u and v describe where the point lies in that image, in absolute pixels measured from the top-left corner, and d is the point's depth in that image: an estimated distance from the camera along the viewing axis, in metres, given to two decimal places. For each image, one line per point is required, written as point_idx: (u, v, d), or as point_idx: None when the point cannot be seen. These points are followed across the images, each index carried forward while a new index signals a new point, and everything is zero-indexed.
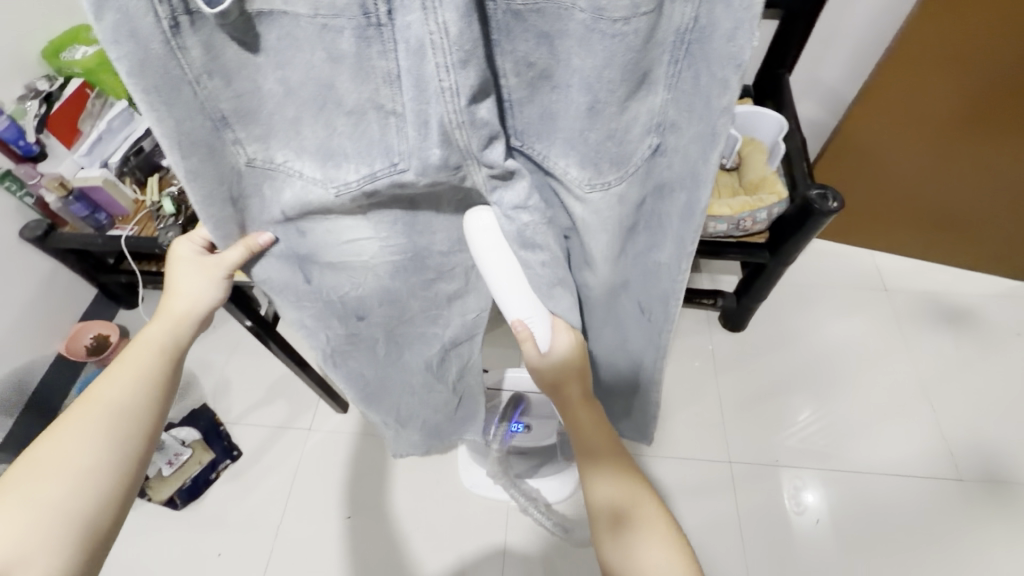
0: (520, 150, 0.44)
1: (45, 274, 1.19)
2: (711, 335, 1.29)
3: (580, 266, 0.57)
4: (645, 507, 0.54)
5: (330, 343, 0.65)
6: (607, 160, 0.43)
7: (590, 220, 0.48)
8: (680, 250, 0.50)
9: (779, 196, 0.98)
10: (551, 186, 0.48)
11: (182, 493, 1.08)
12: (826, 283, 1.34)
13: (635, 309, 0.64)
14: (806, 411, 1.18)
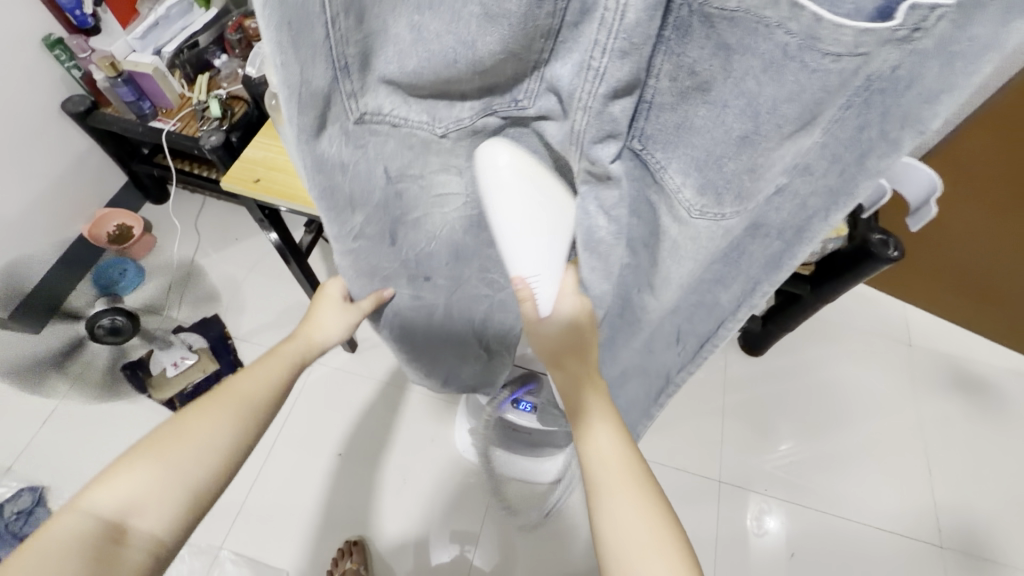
0: (636, 153, 0.38)
1: (79, 152, 1.17)
2: (727, 352, 1.27)
3: (644, 286, 0.52)
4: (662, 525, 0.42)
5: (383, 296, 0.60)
6: (732, 193, 0.37)
7: (685, 245, 0.43)
8: (748, 297, 0.49)
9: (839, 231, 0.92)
10: (645, 199, 0.42)
11: (181, 396, 1.09)
12: (852, 325, 1.32)
13: (669, 337, 0.61)
14: (788, 441, 1.18)
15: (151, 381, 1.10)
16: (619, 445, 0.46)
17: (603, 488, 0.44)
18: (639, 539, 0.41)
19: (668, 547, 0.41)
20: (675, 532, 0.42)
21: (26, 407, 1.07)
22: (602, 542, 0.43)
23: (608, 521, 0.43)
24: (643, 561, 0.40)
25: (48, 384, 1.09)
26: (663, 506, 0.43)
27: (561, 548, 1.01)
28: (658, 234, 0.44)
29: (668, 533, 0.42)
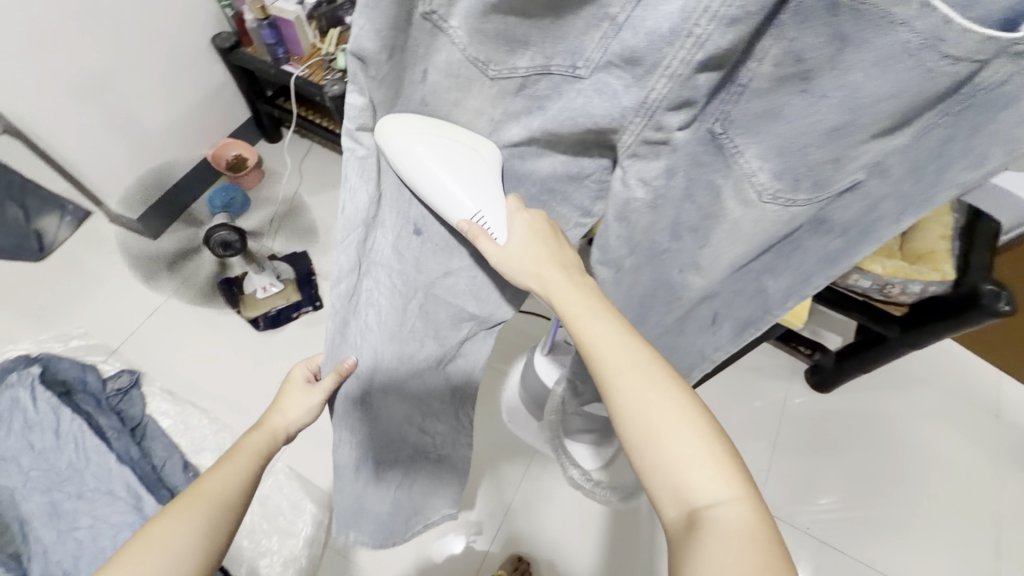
0: (716, 137, 0.40)
1: (216, 84, 1.27)
2: (790, 383, 1.23)
3: (687, 265, 0.52)
4: (711, 486, 0.40)
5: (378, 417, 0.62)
6: (811, 180, 0.39)
7: (744, 227, 0.45)
8: (799, 288, 0.50)
9: (943, 277, 0.88)
10: (702, 180, 0.43)
11: (266, 318, 1.19)
12: (934, 382, 1.23)
13: (704, 320, 0.62)
14: (830, 495, 1.12)
15: (241, 299, 1.20)
16: (631, 350, 0.45)
17: (649, 437, 0.42)
18: (672, 446, 0.41)
19: (704, 440, 0.42)
20: (707, 425, 0.42)
21: (139, 299, 1.21)
22: (638, 458, 0.43)
23: (639, 438, 0.42)
24: (682, 468, 0.41)
25: (159, 286, 1.22)
26: (691, 402, 0.43)
27: (589, 532, 1.05)
28: (720, 214, 0.45)
29: (699, 432, 0.42)
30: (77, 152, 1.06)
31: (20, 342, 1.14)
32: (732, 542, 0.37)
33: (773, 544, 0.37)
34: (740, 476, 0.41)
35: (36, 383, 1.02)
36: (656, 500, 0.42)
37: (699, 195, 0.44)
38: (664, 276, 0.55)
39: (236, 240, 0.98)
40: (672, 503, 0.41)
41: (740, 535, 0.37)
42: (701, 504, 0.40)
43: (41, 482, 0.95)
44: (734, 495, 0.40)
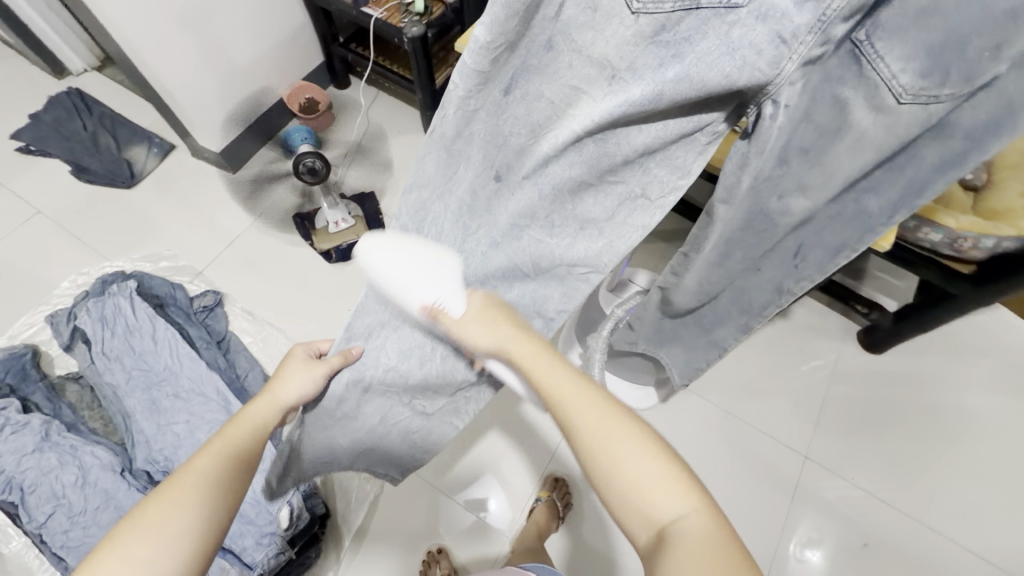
0: (855, 42, 0.39)
1: (296, 26, 1.32)
2: (842, 344, 1.24)
3: (788, 191, 0.52)
4: (672, 501, 0.43)
5: (395, 354, 0.65)
6: (961, 74, 0.38)
7: (873, 135, 0.44)
8: (908, 198, 0.50)
9: (1019, 233, 0.82)
10: (828, 94, 0.43)
11: (337, 251, 1.26)
12: (991, 351, 1.22)
13: (788, 252, 0.63)
14: (854, 474, 1.12)
15: (315, 233, 1.27)
16: (589, 396, 0.48)
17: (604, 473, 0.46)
18: (634, 474, 0.44)
19: (661, 461, 0.45)
20: (662, 450, 0.46)
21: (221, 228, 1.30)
22: (603, 489, 0.46)
23: (603, 472, 0.45)
24: (647, 491, 0.44)
25: (240, 217, 1.31)
26: (648, 433, 0.46)
27: None
28: (845, 127, 0.44)
29: (658, 458, 0.45)
30: (178, 85, 1.14)
31: (116, 260, 1.26)
32: (695, 548, 0.40)
33: (735, 551, 0.40)
34: (697, 489, 0.44)
35: (135, 294, 1.11)
36: (626, 525, 0.45)
37: (820, 111, 0.44)
38: (760, 204, 0.55)
39: (323, 168, 1.07)
40: (640, 523, 0.44)
41: (705, 542, 0.40)
42: (666, 521, 0.43)
43: (142, 380, 1.04)
44: (692, 507, 0.43)
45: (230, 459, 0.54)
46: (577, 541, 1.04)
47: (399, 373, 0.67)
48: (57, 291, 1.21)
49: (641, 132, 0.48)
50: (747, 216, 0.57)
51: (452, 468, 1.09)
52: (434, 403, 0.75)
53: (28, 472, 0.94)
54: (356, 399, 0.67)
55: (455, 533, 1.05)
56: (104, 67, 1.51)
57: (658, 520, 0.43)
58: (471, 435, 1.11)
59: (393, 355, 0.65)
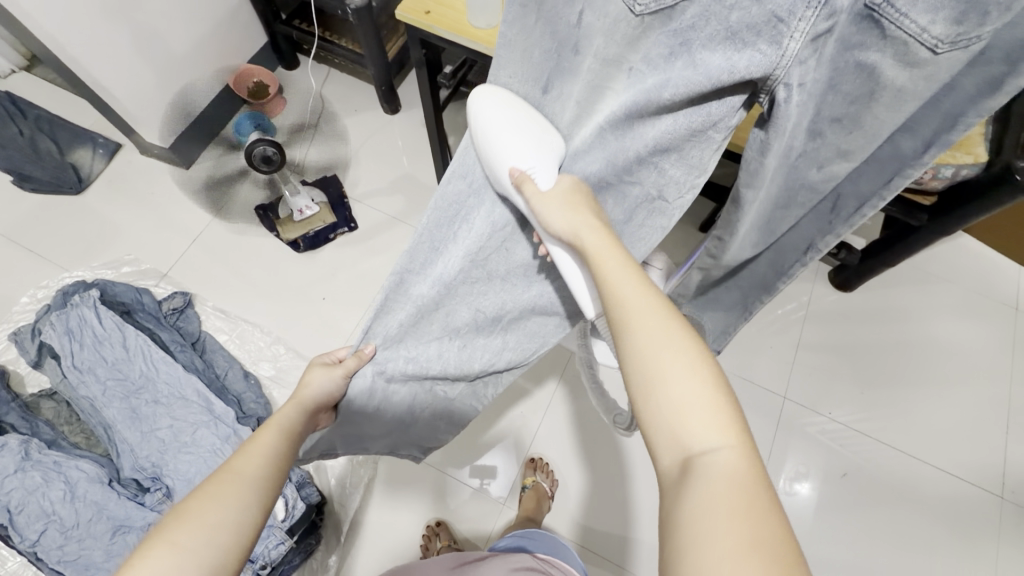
0: (876, 9, 0.37)
1: (233, 6, 1.24)
2: (814, 285, 1.27)
3: (829, 158, 0.52)
4: (709, 434, 0.36)
5: (421, 353, 0.67)
6: (1000, 10, 0.36)
7: (913, 89, 0.43)
8: (944, 132, 0.47)
9: (976, 160, 0.84)
10: (854, 58, 0.42)
11: (305, 240, 1.23)
12: (955, 279, 1.26)
13: (823, 207, 0.61)
14: (846, 411, 1.17)
15: (280, 223, 1.24)
16: (635, 286, 0.45)
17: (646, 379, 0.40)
18: (670, 386, 0.38)
19: (705, 382, 0.38)
20: (711, 372, 0.39)
21: (182, 226, 1.26)
22: (635, 398, 0.40)
23: (640, 378, 0.40)
24: (678, 412, 0.38)
25: (201, 214, 1.27)
26: (696, 347, 0.40)
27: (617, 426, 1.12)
28: (878, 89, 0.43)
29: (705, 379, 0.38)
30: (113, 79, 1.07)
31: (75, 270, 1.22)
32: (720, 472, 0.34)
33: (767, 494, 0.33)
34: (740, 428, 0.37)
35: (98, 304, 1.07)
36: (652, 446, 0.39)
37: (847, 81, 0.44)
38: (799, 176, 0.55)
39: (277, 154, 1.03)
40: (667, 450, 0.37)
41: (732, 478, 0.34)
42: (693, 451, 0.36)
43: (118, 390, 1.02)
44: (733, 445, 0.36)
45: (268, 463, 0.52)
46: (570, 498, 1.08)
47: (423, 369, 0.68)
48: (17, 308, 1.17)
49: (655, 127, 0.50)
50: (786, 190, 0.58)
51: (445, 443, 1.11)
52: (457, 387, 0.73)
53: (12, 493, 0.92)
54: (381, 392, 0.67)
55: (453, 507, 1.07)
56: (32, 66, 1.42)
57: (689, 448, 0.36)
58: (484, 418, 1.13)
59: (420, 355, 0.67)
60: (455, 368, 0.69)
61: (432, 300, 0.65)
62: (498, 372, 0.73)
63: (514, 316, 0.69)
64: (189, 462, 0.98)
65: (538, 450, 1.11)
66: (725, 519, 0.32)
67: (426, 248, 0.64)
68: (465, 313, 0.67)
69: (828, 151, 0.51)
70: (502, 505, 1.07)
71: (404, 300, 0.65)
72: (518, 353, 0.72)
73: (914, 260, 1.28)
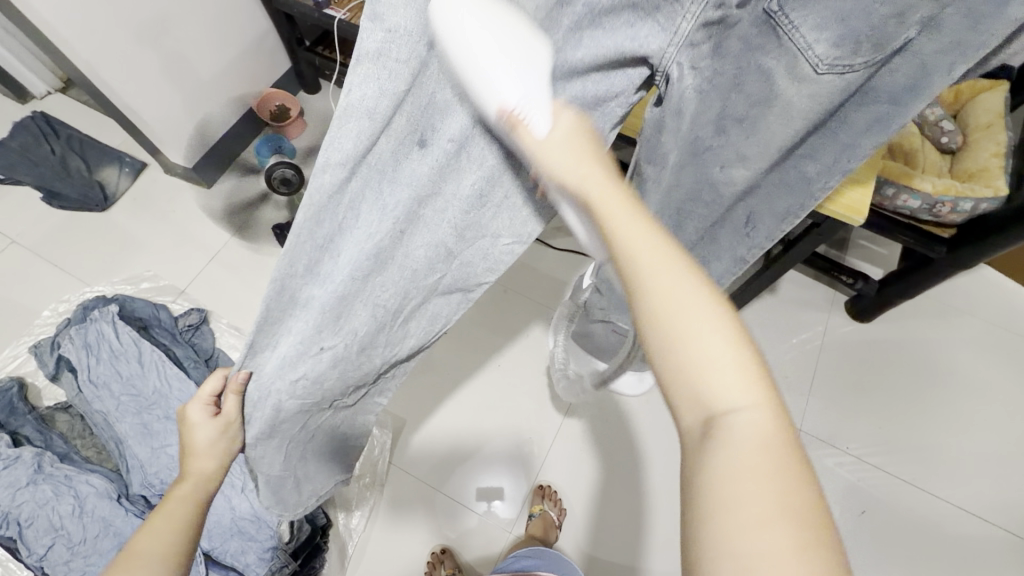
0: (772, 13, 0.37)
1: (258, 34, 1.29)
2: (830, 314, 1.25)
3: (729, 161, 0.52)
4: (739, 395, 0.31)
5: (313, 369, 0.54)
6: (871, 43, 0.38)
7: (799, 104, 0.44)
8: (843, 161, 0.50)
9: (997, 192, 0.84)
10: (749, 66, 0.42)
11: None
12: (977, 312, 1.23)
13: (739, 224, 0.63)
14: (859, 442, 1.14)
15: None
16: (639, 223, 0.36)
17: (659, 337, 0.33)
18: (692, 335, 0.32)
19: (729, 343, 0.32)
20: (736, 329, 0.32)
21: (201, 242, 1.29)
22: (651, 354, 0.33)
23: (658, 337, 0.33)
24: (699, 373, 0.31)
25: (220, 232, 1.30)
26: (716, 302, 0.33)
27: (628, 453, 1.10)
28: (772, 98, 0.44)
29: (727, 334, 0.32)
30: (140, 104, 1.11)
31: (96, 285, 1.24)
32: (743, 435, 0.29)
33: (800, 460, 0.29)
34: (765, 382, 0.31)
35: (117, 319, 1.09)
36: (671, 403, 0.33)
37: (749, 83, 0.43)
38: (706, 176, 0.55)
39: (295, 177, 1.08)
40: (689, 410, 0.31)
41: (763, 448, 0.29)
42: (716, 412, 0.30)
43: (131, 405, 1.04)
44: (758, 401, 0.31)
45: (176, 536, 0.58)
46: (579, 528, 1.05)
47: (315, 384, 0.56)
48: (39, 321, 1.20)
49: None
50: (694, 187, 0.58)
51: (436, 462, 1.10)
52: (357, 395, 0.64)
53: (24, 506, 0.93)
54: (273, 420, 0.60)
55: (458, 533, 1.05)
56: (67, 88, 1.48)
57: (719, 403, 0.31)
58: (450, 434, 1.12)
59: (309, 370, 0.54)
60: (354, 374, 0.57)
61: (324, 305, 0.48)
62: (401, 363, 0.61)
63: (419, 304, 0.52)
64: None
65: (547, 477, 1.09)
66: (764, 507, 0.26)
67: (308, 247, 0.44)
68: (362, 317, 0.50)
69: (727, 155, 0.52)
70: (508, 532, 1.05)
71: (298, 307, 0.50)
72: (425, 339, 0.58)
73: (933, 292, 1.25)
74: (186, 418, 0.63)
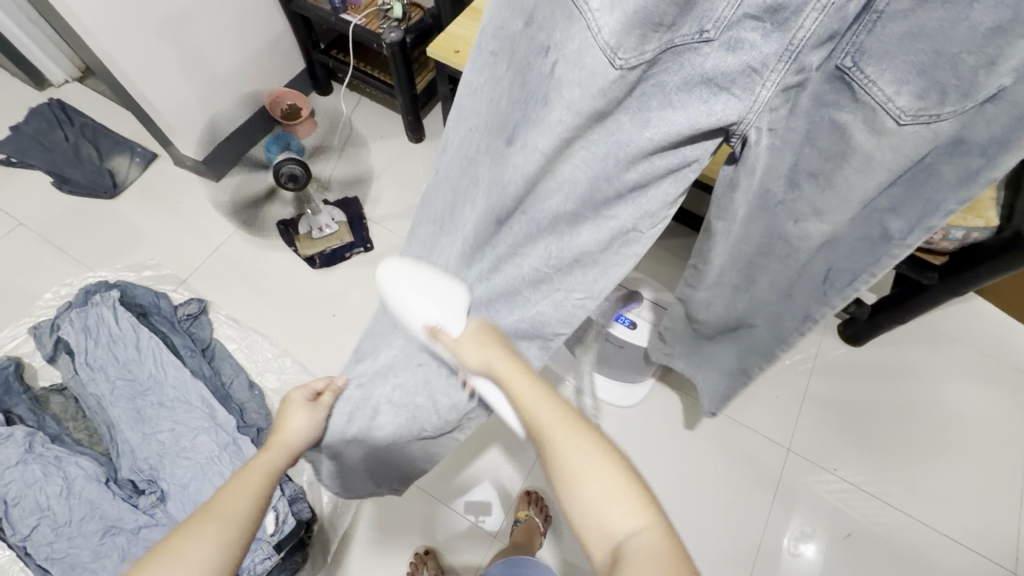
0: (844, 71, 0.40)
1: (275, 35, 1.32)
2: (823, 337, 1.26)
3: (804, 214, 0.53)
4: (626, 518, 0.44)
5: (409, 378, 0.69)
6: (959, 92, 0.37)
7: (880, 158, 0.44)
8: (928, 217, 0.46)
9: (987, 223, 0.84)
10: (823, 116, 0.44)
11: (321, 257, 1.26)
12: (969, 342, 1.25)
13: (815, 279, 0.60)
14: (848, 467, 1.14)
15: (299, 239, 1.28)
16: (542, 395, 0.50)
17: (567, 483, 0.46)
18: (585, 487, 0.45)
19: (615, 476, 0.45)
20: (618, 463, 0.46)
21: (206, 235, 1.31)
22: (563, 494, 0.46)
23: (563, 485, 0.46)
24: (605, 507, 0.44)
25: (225, 225, 1.32)
26: (610, 455, 0.46)
27: None
28: (848, 150, 0.45)
29: (615, 472, 0.45)
30: (156, 95, 1.13)
31: (99, 271, 1.26)
32: (630, 542, 0.43)
33: (687, 568, 0.41)
34: (652, 505, 0.45)
35: (117, 304, 1.11)
36: (587, 543, 0.45)
37: (822, 137, 0.45)
38: (776, 227, 0.56)
39: (302, 174, 1.09)
40: (597, 541, 0.44)
41: (649, 553, 0.41)
42: (619, 539, 0.43)
43: (125, 390, 1.04)
44: (648, 525, 0.44)
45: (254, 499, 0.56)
46: (565, 537, 1.05)
47: (409, 395, 0.70)
48: (40, 302, 1.21)
49: (635, 171, 0.47)
50: (765, 238, 0.58)
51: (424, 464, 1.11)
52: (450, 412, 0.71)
53: (11, 485, 0.93)
54: (368, 408, 0.71)
55: (444, 535, 1.06)
56: (85, 77, 1.52)
57: (623, 529, 0.43)
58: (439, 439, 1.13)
59: (406, 381, 0.69)
60: (443, 397, 0.69)
61: (416, 326, 0.63)
62: (483, 397, 0.70)
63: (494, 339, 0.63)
64: (186, 467, 0.98)
65: (534, 483, 1.10)
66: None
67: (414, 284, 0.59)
68: (457, 340, 0.64)
69: (802, 207, 0.52)
70: (493, 538, 1.06)
71: (398, 327, 0.64)
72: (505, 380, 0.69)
73: (925, 319, 1.27)
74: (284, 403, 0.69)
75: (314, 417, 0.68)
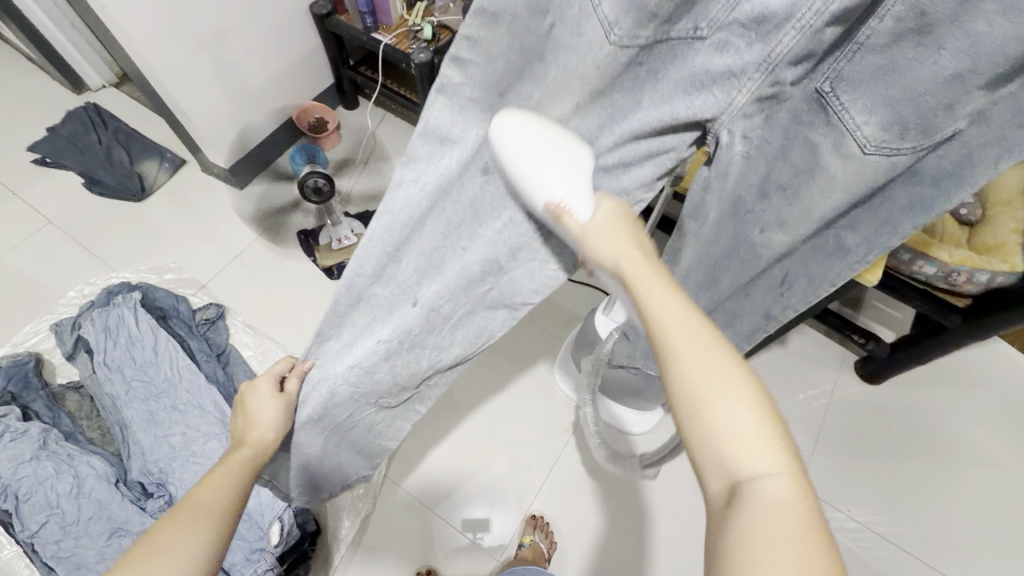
0: (823, 95, 0.41)
1: (307, 51, 1.36)
2: (839, 374, 1.24)
3: (769, 223, 0.53)
4: (772, 456, 0.33)
5: (365, 358, 0.62)
6: (918, 129, 0.40)
7: (842, 178, 0.45)
8: (883, 235, 0.50)
9: (1013, 268, 0.84)
10: (795, 131, 0.45)
11: (339, 268, 1.28)
12: (991, 388, 1.22)
13: (773, 281, 0.63)
14: (860, 507, 1.11)
15: (318, 250, 1.30)
16: (679, 313, 0.38)
17: (690, 417, 0.35)
18: (717, 407, 0.34)
19: (755, 413, 0.34)
20: (758, 399, 0.35)
21: (227, 241, 1.33)
22: (681, 421, 0.36)
23: (682, 408, 0.35)
24: (714, 406, 0.34)
25: (246, 233, 1.34)
26: (743, 374, 0.35)
27: (625, 492, 1.09)
28: (816, 168, 0.46)
29: (753, 407, 0.34)
30: (191, 107, 1.17)
31: (121, 272, 1.28)
32: (763, 488, 0.32)
33: (815, 526, 0.31)
34: (787, 448, 0.34)
35: (139, 306, 1.12)
36: (698, 468, 0.35)
37: (795, 151, 0.46)
38: (743, 234, 0.56)
39: (326, 187, 1.11)
40: (714, 474, 0.34)
41: (785, 508, 0.31)
42: (740, 476, 0.33)
43: (141, 392, 1.06)
44: (781, 468, 0.33)
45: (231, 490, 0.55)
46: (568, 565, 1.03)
47: (368, 373, 0.63)
48: (63, 300, 1.24)
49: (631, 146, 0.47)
50: (732, 242, 0.59)
51: (432, 482, 1.10)
52: (401, 396, 0.68)
53: (23, 481, 0.95)
54: (324, 400, 0.65)
55: (444, 553, 1.05)
56: (121, 83, 1.57)
57: (759, 470, 0.32)
58: (450, 458, 1.12)
59: (362, 358, 0.62)
60: (403, 369, 0.63)
61: (387, 298, 0.59)
62: (443, 371, 0.66)
63: (466, 312, 0.59)
64: (195, 473, 0.98)
65: (540, 507, 1.08)
66: (769, 551, 0.29)
67: (381, 255, 0.56)
68: (412, 312, 0.58)
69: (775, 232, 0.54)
70: (496, 560, 1.04)
71: (361, 303, 0.60)
72: (468, 349, 0.62)
73: (948, 364, 1.24)
74: (252, 393, 0.66)
75: (278, 405, 0.64)
